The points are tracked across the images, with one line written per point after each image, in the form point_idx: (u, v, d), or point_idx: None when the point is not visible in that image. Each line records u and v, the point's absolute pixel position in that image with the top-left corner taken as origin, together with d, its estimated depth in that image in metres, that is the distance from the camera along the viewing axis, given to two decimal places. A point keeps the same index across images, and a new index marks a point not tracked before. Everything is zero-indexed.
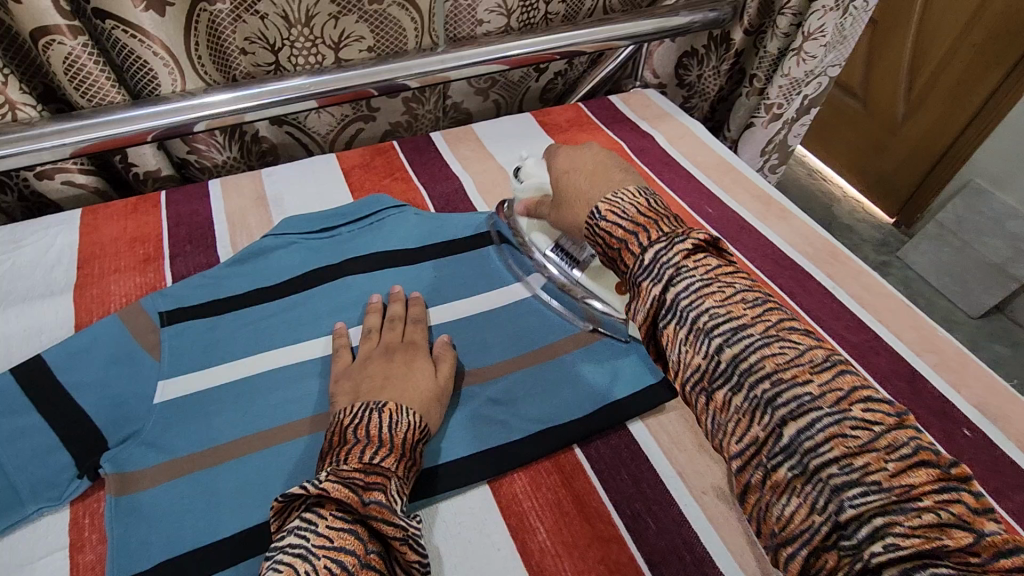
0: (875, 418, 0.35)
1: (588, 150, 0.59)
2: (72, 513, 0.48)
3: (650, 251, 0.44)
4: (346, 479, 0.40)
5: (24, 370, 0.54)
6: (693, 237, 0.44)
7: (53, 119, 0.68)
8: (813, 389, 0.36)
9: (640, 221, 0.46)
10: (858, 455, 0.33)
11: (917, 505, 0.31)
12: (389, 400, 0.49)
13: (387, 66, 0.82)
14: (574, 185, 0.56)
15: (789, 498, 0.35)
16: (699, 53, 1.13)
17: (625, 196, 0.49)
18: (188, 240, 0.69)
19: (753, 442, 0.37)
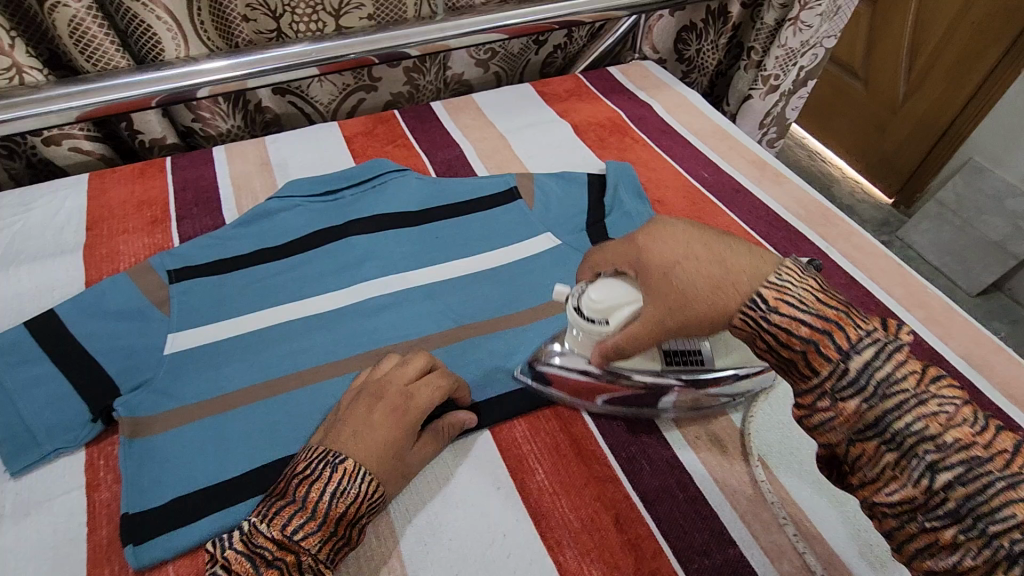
0: (949, 391, 0.36)
1: (681, 233, 0.44)
2: (87, 455, 0.50)
3: (863, 354, 0.37)
4: (256, 549, 0.40)
5: (37, 322, 0.56)
6: (898, 335, 0.39)
7: (59, 83, 0.69)
8: (909, 382, 0.36)
9: (829, 315, 0.38)
10: (948, 432, 0.35)
11: (1015, 480, 0.33)
12: (349, 456, 0.44)
13: (388, 33, 0.82)
14: (697, 285, 0.41)
15: (876, 467, 0.37)
16: (699, 28, 1.10)
17: (792, 275, 0.40)
18: (194, 204, 0.71)
19: (846, 421, 0.38)
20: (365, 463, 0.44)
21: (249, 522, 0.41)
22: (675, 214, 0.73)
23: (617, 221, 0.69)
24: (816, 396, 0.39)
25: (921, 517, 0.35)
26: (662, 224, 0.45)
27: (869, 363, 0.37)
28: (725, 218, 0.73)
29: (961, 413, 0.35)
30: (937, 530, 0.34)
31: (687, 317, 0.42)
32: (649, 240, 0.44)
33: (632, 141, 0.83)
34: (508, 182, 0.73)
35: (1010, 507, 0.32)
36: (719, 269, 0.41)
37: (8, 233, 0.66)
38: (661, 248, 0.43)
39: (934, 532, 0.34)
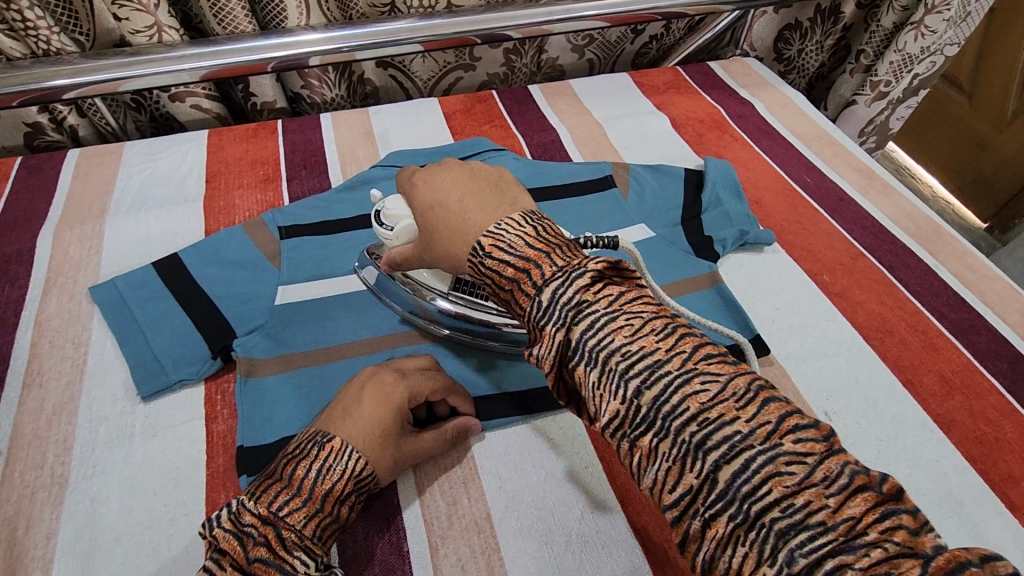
0: (717, 367, 0.33)
1: (455, 176, 0.47)
2: (206, 389, 0.54)
3: (549, 293, 0.36)
4: (241, 529, 0.38)
5: (166, 264, 0.60)
6: (590, 265, 0.37)
7: (192, 43, 0.74)
8: (599, 303, 0.35)
9: (531, 257, 0.38)
10: (710, 408, 0.31)
11: (693, 373, 0.32)
12: (335, 435, 0.43)
13: (496, 14, 0.83)
14: (450, 220, 0.44)
15: (656, 466, 0.32)
16: (803, 27, 1.06)
17: (510, 225, 0.41)
18: (303, 166, 0.74)
19: (615, 415, 0.33)
20: (356, 442, 0.43)
21: (236, 502, 0.39)
22: (774, 216, 0.71)
23: (713, 219, 0.69)
24: (656, 458, 0.32)
25: (699, 512, 0.30)
26: (443, 170, 0.48)
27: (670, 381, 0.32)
28: (826, 226, 0.70)
29: (725, 382, 0.32)
30: None
31: (439, 252, 0.46)
32: (427, 187, 0.47)
33: (731, 139, 0.81)
34: (604, 170, 0.73)
35: (768, 482, 0.29)
36: (457, 214, 0.44)
37: (136, 180, 0.71)
38: (427, 191, 0.47)
39: (711, 525, 0.30)
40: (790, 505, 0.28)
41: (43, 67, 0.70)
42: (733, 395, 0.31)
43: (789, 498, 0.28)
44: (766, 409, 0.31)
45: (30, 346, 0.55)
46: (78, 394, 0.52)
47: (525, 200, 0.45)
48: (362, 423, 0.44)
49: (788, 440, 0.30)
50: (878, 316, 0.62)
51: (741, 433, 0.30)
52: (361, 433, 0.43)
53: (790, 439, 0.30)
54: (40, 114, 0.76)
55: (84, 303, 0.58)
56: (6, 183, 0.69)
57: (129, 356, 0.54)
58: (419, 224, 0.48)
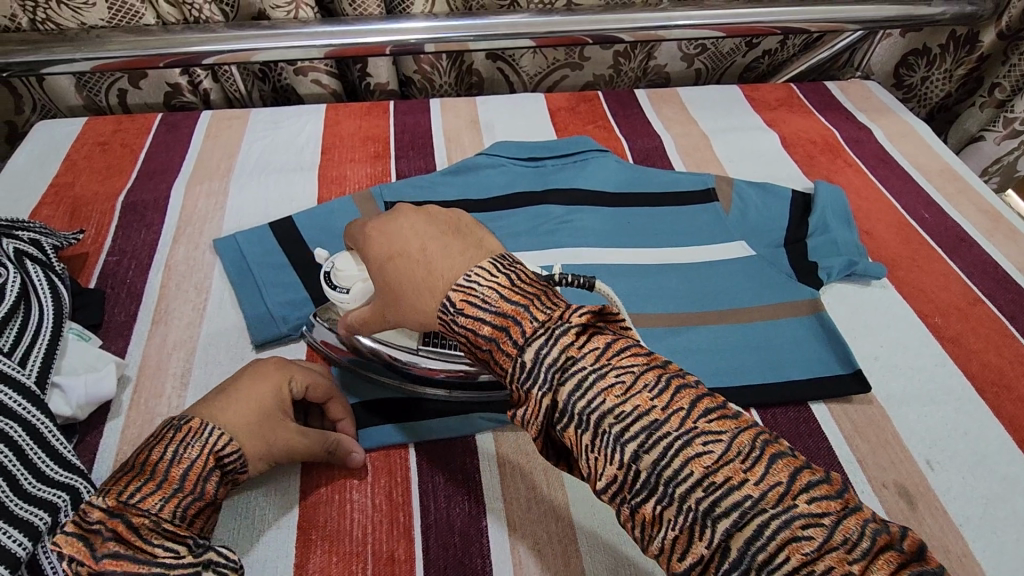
0: (820, 505, 0.28)
1: (415, 219, 0.42)
2: (309, 346, 0.57)
3: (534, 351, 0.33)
4: (86, 530, 0.35)
5: (282, 225, 0.64)
6: (571, 318, 0.34)
7: (323, 21, 0.78)
8: (670, 422, 0.30)
9: (507, 313, 0.35)
10: (819, 557, 0.27)
11: (794, 517, 0.28)
12: (194, 414, 0.42)
13: (614, 15, 0.83)
14: (409, 277, 0.40)
15: (664, 532, 0.30)
16: (932, 53, 1.00)
17: (481, 275, 0.37)
18: (411, 146, 0.77)
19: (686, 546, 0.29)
20: (220, 421, 0.42)
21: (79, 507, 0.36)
22: (886, 248, 0.68)
23: (820, 244, 0.66)
24: (662, 526, 0.30)
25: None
26: (396, 217, 0.43)
27: (666, 438, 0.30)
28: (942, 266, 0.66)
29: (832, 526, 0.28)
30: None
31: (406, 309, 0.40)
32: (383, 240, 0.42)
33: (844, 163, 0.78)
34: (707, 182, 0.72)
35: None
36: (418, 260, 0.40)
37: (259, 145, 0.76)
38: (389, 237, 0.42)
39: None
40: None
41: (193, 33, 0.76)
42: (741, 453, 0.30)
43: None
44: (775, 469, 0.29)
45: (159, 288, 0.60)
46: (197, 335, 0.56)
47: (495, 243, 0.41)
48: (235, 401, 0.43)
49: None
50: (995, 368, 0.57)
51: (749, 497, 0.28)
52: (231, 409, 0.43)
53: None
54: (180, 76, 0.82)
55: (207, 254, 0.63)
56: (147, 137, 0.76)
57: (244, 307, 0.58)
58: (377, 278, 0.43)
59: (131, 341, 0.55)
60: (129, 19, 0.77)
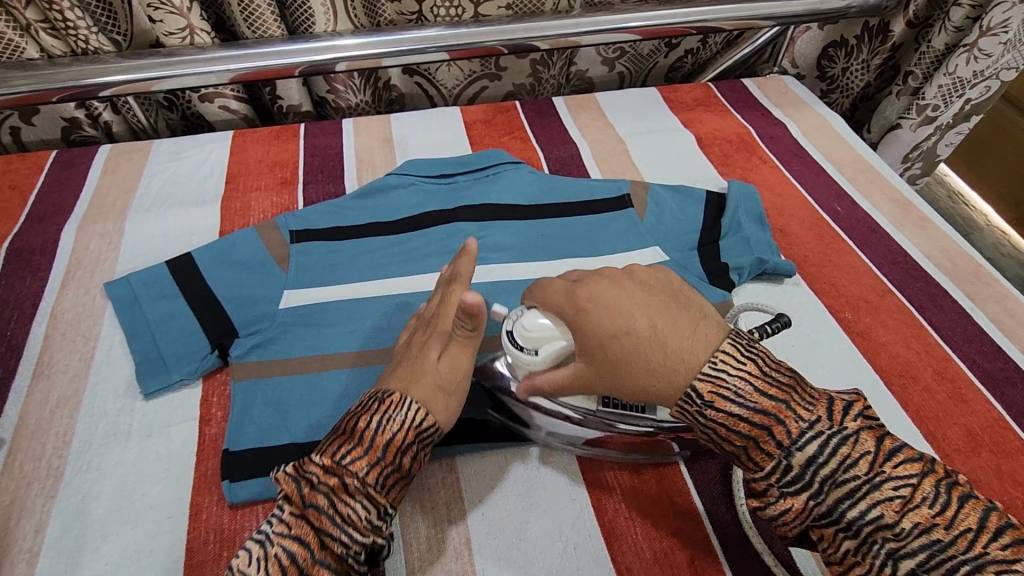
0: (905, 469, 0.36)
1: (629, 290, 0.43)
2: (202, 389, 0.53)
3: (802, 451, 0.36)
4: (302, 475, 0.40)
5: (176, 263, 0.61)
6: (837, 421, 0.37)
7: (221, 46, 0.75)
8: (811, 421, 0.37)
9: (767, 407, 0.38)
10: (904, 517, 0.34)
11: (883, 481, 0.35)
12: (395, 390, 0.44)
13: (523, 24, 0.81)
14: (642, 356, 0.40)
15: (858, 572, 0.36)
16: (849, 45, 1.02)
17: (728, 364, 0.39)
18: (320, 170, 0.75)
19: (798, 514, 0.37)
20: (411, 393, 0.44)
21: (302, 455, 0.41)
22: (798, 246, 0.68)
23: (732, 245, 0.66)
24: (858, 566, 0.36)
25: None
26: (612, 285, 0.44)
27: (870, 495, 0.35)
28: (853, 259, 0.66)
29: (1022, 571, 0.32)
30: None
31: (631, 387, 0.41)
32: (602, 308, 0.42)
33: (759, 161, 0.78)
34: (621, 189, 0.71)
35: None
36: (656, 345, 0.40)
37: (160, 178, 0.73)
38: (602, 305, 0.42)
39: None
40: None
41: (81, 66, 0.72)
42: (925, 499, 0.35)
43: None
44: (963, 514, 0.34)
45: (44, 337, 0.56)
46: (83, 387, 0.53)
47: (713, 314, 0.43)
48: (435, 356, 0.46)
49: (993, 547, 0.33)
50: (902, 360, 0.58)
51: (938, 543, 0.34)
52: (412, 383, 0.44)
53: (996, 547, 0.33)
54: (77, 110, 0.79)
55: (98, 298, 0.60)
56: (39, 176, 0.72)
57: (134, 352, 0.55)
58: (591, 351, 0.42)
59: (9, 400, 0.52)
60: (10, 54, 0.73)
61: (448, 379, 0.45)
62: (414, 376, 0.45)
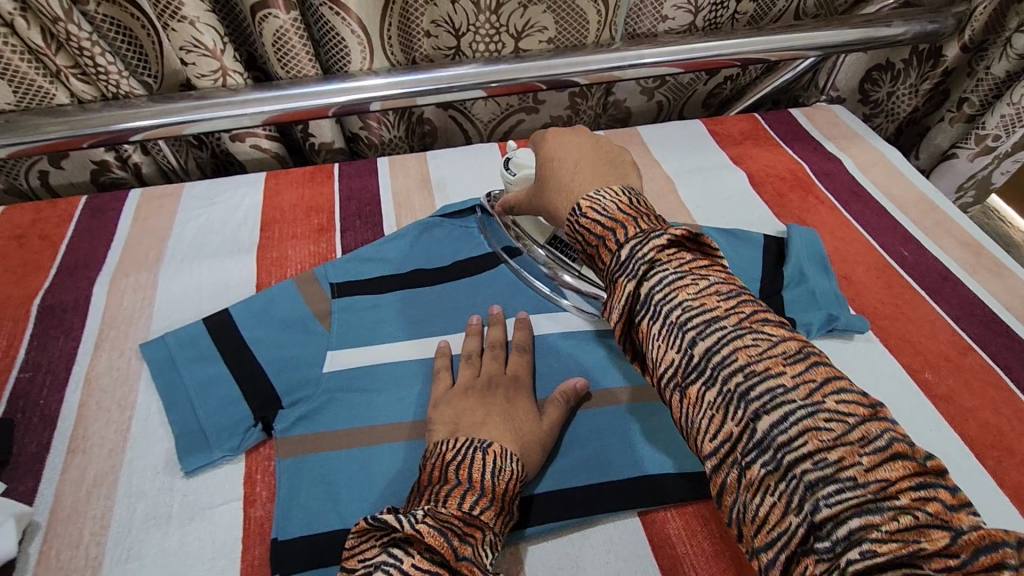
0: (771, 331, 0.35)
1: (580, 146, 0.52)
2: (246, 466, 0.50)
3: (627, 250, 0.39)
4: (443, 524, 0.38)
5: (214, 321, 0.58)
6: (670, 232, 0.39)
7: (255, 88, 0.72)
8: (672, 263, 0.38)
9: (622, 217, 0.41)
10: (758, 360, 0.33)
11: (819, 409, 0.31)
12: (494, 440, 0.45)
13: (565, 59, 0.78)
14: (562, 178, 0.49)
15: (704, 413, 0.34)
16: (896, 69, 0.97)
17: (607, 193, 0.43)
18: (357, 216, 0.72)
19: (672, 363, 0.36)
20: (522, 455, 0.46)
21: (424, 506, 0.39)
22: (867, 296, 0.64)
23: (798, 297, 0.62)
24: (703, 406, 0.34)
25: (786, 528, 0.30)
26: (571, 133, 0.53)
27: (724, 338, 0.34)
28: (927, 310, 0.62)
29: (853, 424, 0.30)
30: (748, 466, 0.32)
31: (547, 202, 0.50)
32: (551, 148, 0.52)
33: (816, 201, 0.74)
34: None
35: (805, 435, 0.30)
36: (570, 171, 0.49)
37: (193, 225, 0.70)
38: (553, 145, 0.52)
39: (745, 472, 0.32)
40: (822, 460, 0.30)
41: (112, 112, 0.69)
42: (784, 353, 0.33)
43: (822, 453, 0.30)
44: (815, 370, 0.33)
45: (78, 406, 0.54)
46: (120, 464, 0.50)
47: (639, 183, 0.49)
48: (536, 415, 0.50)
49: (832, 400, 0.31)
50: (993, 429, 0.53)
51: (786, 387, 0.32)
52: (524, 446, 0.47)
53: (834, 400, 0.31)
54: (106, 153, 0.76)
55: (133, 361, 0.57)
56: (69, 225, 0.70)
57: (174, 424, 0.52)
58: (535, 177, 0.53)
59: (42, 479, 0.49)
60: (40, 100, 0.71)
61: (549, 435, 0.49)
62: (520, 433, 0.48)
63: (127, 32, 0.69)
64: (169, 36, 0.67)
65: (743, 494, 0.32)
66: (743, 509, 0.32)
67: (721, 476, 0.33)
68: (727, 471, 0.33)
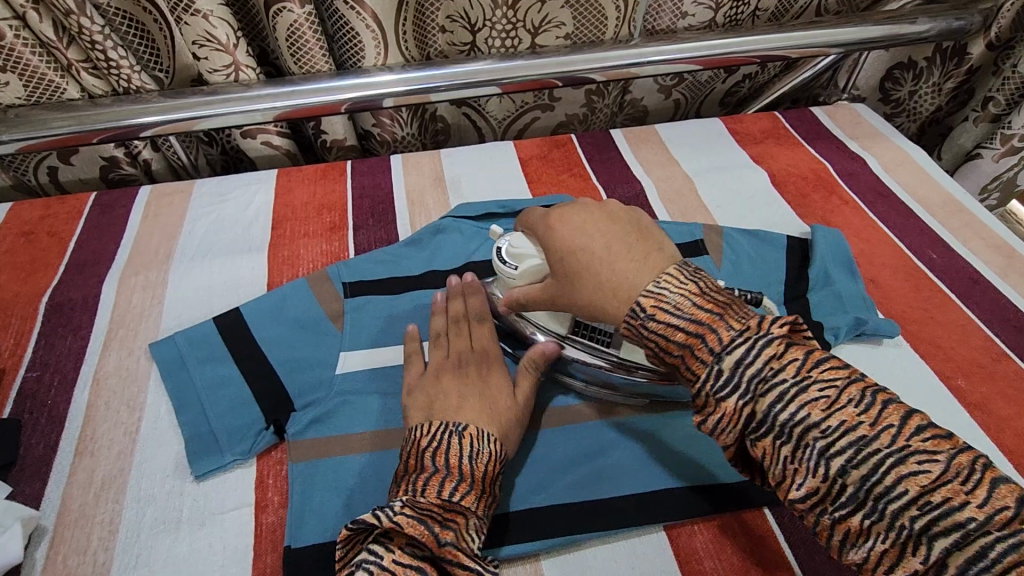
0: (830, 371, 0.34)
1: (597, 219, 0.45)
2: (257, 470, 0.49)
3: (734, 357, 0.35)
4: (420, 513, 0.39)
5: (225, 320, 0.57)
6: (771, 330, 0.36)
7: (267, 83, 0.71)
8: (730, 326, 0.37)
9: (702, 319, 0.37)
10: (831, 414, 0.33)
11: (810, 383, 0.34)
12: (467, 422, 0.45)
13: (582, 56, 0.77)
14: (594, 275, 0.43)
15: (783, 468, 0.34)
16: (918, 67, 0.95)
17: (670, 284, 0.39)
18: (370, 214, 0.70)
19: (733, 420, 0.35)
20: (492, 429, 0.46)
21: (401, 499, 0.40)
22: (895, 300, 0.62)
23: (823, 301, 0.60)
24: (780, 460, 0.34)
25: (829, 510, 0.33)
26: (580, 210, 0.46)
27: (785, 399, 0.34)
28: (958, 315, 0.60)
29: (941, 460, 0.31)
30: (845, 518, 0.32)
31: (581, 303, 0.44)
32: (568, 233, 0.45)
33: (840, 202, 0.72)
34: (696, 233, 0.66)
35: (902, 482, 0.31)
36: (604, 266, 0.42)
37: (203, 223, 0.69)
38: (566, 232, 0.45)
39: (843, 522, 0.32)
40: (926, 502, 0.30)
41: (123, 107, 0.68)
42: (851, 401, 0.33)
43: (925, 497, 0.30)
44: (885, 410, 0.33)
45: (86, 407, 0.52)
46: (129, 466, 0.49)
47: (672, 248, 0.43)
48: (509, 390, 0.49)
49: (915, 439, 0.32)
50: None
51: (866, 436, 0.32)
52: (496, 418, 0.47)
53: (917, 439, 0.32)
54: (116, 149, 0.75)
55: (142, 361, 0.56)
56: (78, 221, 0.69)
57: (183, 426, 0.51)
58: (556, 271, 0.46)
59: (50, 482, 0.48)
60: (50, 95, 0.70)
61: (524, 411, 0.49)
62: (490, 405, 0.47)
63: (139, 26, 0.68)
64: (181, 30, 0.66)
65: (843, 537, 0.33)
66: (845, 551, 0.33)
67: (815, 523, 0.34)
68: (820, 519, 0.33)
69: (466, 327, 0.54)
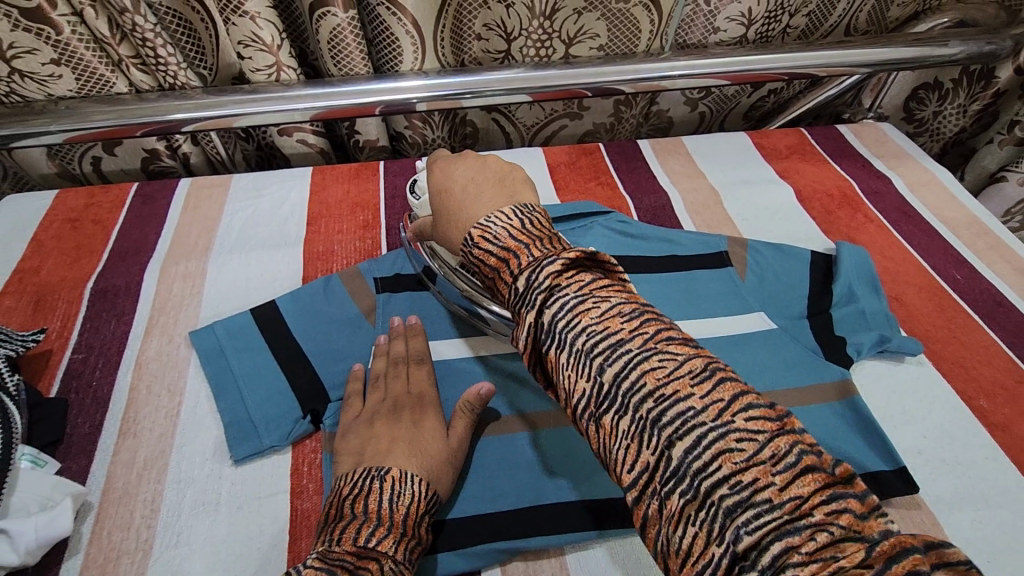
0: (677, 348, 0.32)
1: (468, 168, 0.47)
2: (293, 458, 0.51)
3: (525, 278, 0.36)
4: (334, 563, 0.37)
5: (263, 312, 0.59)
6: (565, 254, 0.35)
7: (308, 84, 0.73)
8: (635, 340, 0.32)
9: (513, 247, 0.38)
10: (666, 384, 0.31)
11: (730, 430, 0.28)
12: (392, 466, 0.44)
13: (614, 67, 0.78)
14: (451, 208, 0.45)
15: (618, 442, 0.31)
16: (943, 89, 0.96)
17: (499, 217, 0.40)
18: (403, 214, 0.72)
19: (580, 392, 0.33)
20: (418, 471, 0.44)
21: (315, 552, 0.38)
22: (918, 319, 0.63)
23: (846, 317, 0.61)
24: (683, 522, 0.28)
25: (655, 493, 0.30)
26: (460, 162, 0.48)
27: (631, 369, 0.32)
28: (982, 337, 0.61)
29: (766, 441, 0.28)
30: (665, 498, 0.29)
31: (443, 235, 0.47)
32: (442, 176, 0.48)
33: (865, 219, 0.73)
34: (721, 246, 0.67)
35: (717, 458, 0.28)
36: (457, 201, 0.45)
37: (241, 217, 0.71)
38: (446, 175, 0.47)
39: (666, 505, 0.29)
40: (738, 482, 0.27)
41: (168, 102, 0.70)
42: (690, 373, 0.31)
43: (736, 477, 0.27)
44: (721, 387, 0.30)
45: (129, 390, 0.54)
46: (169, 449, 0.51)
47: (527, 196, 0.44)
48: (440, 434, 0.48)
49: (742, 417, 0.29)
50: None
51: (695, 411, 0.29)
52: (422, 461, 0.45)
53: (744, 417, 0.29)
54: (157, 142, 0.78)
55: (182, 348, 0.58)
56: (121, 210, 0.71)
57: (222, 412, 0.52)
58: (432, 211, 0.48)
59: (95, 460, 0.50)
60: (100, 88, 0.72)
61: (456, 452, 0.48)
62: (422, 452, 0.46)
63: (188, 25, 0.70)
64: (229, 30, 0.69)
65: (665, 527, 0.29)
66: (665, 543, 0.29)
67: (642, 508, 0.30)
68: (647, 503, 0.30)
69: (405, 369, 0.54)
